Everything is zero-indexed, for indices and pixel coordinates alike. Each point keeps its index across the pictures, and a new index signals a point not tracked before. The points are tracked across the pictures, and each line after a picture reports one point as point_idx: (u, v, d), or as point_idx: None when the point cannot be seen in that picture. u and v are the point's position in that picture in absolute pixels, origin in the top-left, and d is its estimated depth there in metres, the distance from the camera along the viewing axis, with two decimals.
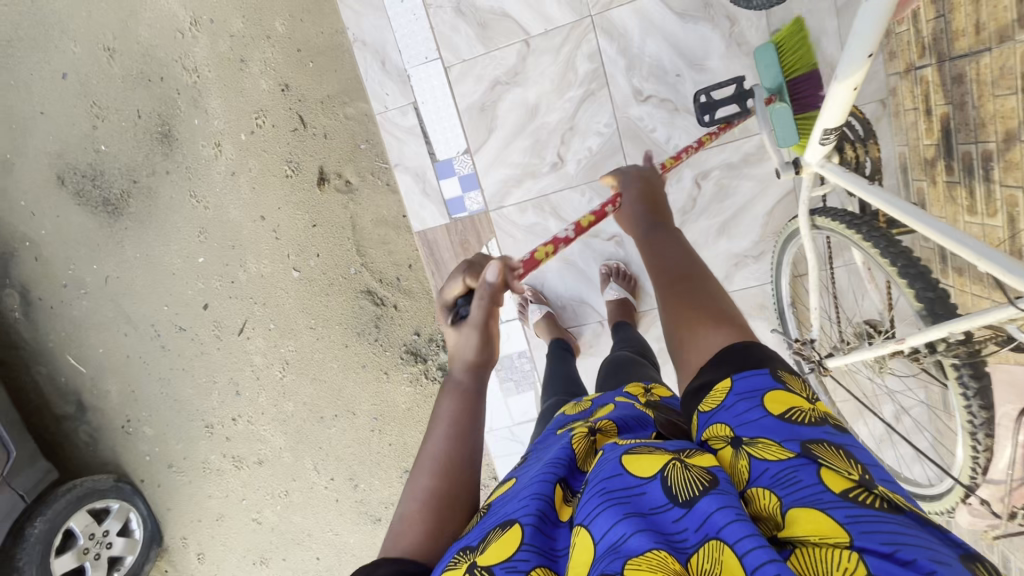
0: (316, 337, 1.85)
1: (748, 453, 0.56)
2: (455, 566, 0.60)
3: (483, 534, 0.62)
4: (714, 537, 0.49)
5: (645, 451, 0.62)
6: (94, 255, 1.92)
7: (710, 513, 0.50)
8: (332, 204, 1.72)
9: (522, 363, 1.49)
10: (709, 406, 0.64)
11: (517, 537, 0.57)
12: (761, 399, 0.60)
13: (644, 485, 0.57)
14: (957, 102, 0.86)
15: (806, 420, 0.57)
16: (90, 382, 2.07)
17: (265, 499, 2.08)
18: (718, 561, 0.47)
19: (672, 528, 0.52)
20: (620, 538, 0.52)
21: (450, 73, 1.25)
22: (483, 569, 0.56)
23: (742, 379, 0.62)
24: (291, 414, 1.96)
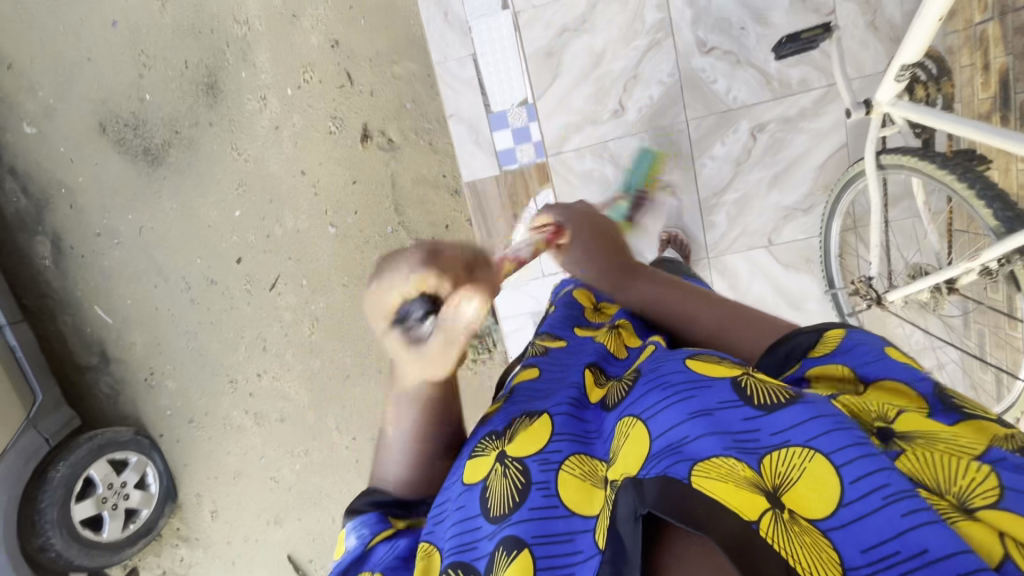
0: (348, 295, 1.88)
1: (854, 388, 0.59)
2: (481, 454, 0.69)
3: (508, 421, 0.70)
4: (803, 445, 0.47)
5: (709, 358, 0.63)
6: (129, 205, 1.93)
7: (801, 421, 0.49)
8: (373, 161, 1.75)
9: None
10: (819, 351, 0.65)
11: (550, 427, 0.66)
12: (882, 350, 0.62)
13: (709, 382, 0.57)
14: (1018, 52, 0.90)
15: (923, 369, 0.59)
16: (116, 333, 2.07)
17: (285, 457, 2.09)
18: (803, 467, 0.46)
19: (742, 426, 0.51)
20: (684, 441, 0.51)
21: (519, 19, 1.29)
22: (513, 460, 0.64)
23: (855, 334, 0.65)
24: (317, 371, 1.97)
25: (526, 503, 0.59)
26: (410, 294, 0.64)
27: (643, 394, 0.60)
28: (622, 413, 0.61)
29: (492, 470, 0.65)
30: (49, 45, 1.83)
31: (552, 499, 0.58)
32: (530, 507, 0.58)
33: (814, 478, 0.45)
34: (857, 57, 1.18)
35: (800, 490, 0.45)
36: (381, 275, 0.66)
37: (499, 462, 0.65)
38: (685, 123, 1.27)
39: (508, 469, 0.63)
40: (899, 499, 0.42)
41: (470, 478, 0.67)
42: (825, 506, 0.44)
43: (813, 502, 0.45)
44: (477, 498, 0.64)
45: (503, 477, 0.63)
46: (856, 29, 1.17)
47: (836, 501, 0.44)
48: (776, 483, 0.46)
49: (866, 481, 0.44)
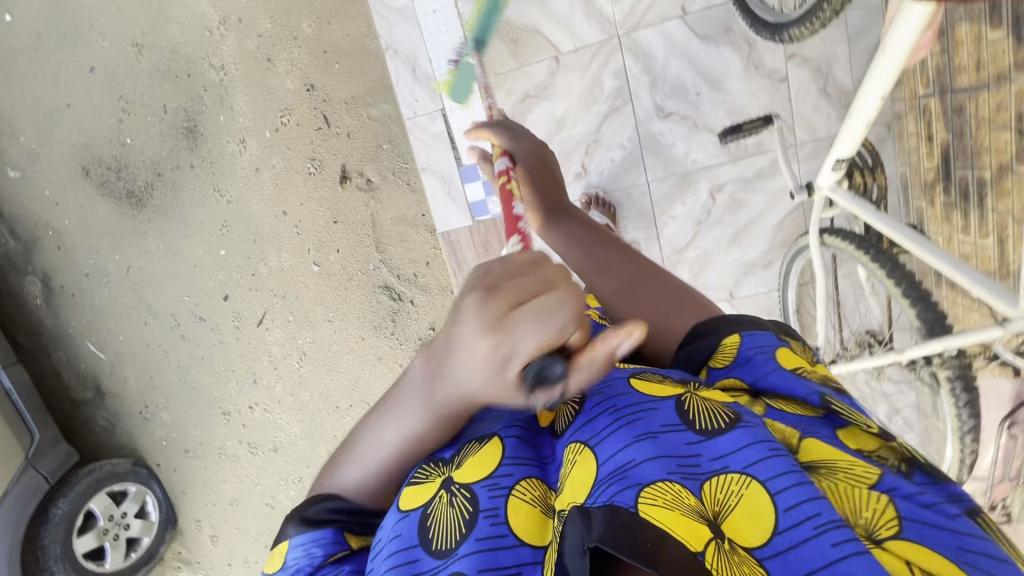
0: (333, 330, 1.92)
1: (767, 403, 0.64)
2: (419, 482, 0.65)
3: (454, 446, 0.68)
4: (740, 471, 0.52)
5: (652, 378, 0.67)
6: (117, 245, 1.96)
7: (743, 447, 0.53)
8: (353, 202, 1.78)
9: None
10: (721, 362, 0.71)
11: (499, 451, 0.63)
12: (773, 353, 0.68)
13: (654, 405, 0.60)
14: (955, 131, 0.93)
15: (814, 377, 0.66)
16: (109, 368, 2.12)
17: (279, 485, 2.15)
18: (740, 494, 0.50)
19: (686, 452, 0.55)
20: (632, 465, 0.54)
21: (484, 85, 1.31)
22: (461, 487, 0.61)
23: (750, 338, 0.70)
24: (306, 403, 2.02)
25: (472, 535, 0.57)
26: (551, 345, 0.55)
27: (591, 418, 0.62)
28: (570, 438, 0.62)
29: (437, 496, 0.62)
30: (28, 91, 1.84)
31: (500, 527, 0.57)
32: (476, 538, 0.56)
33: (750, 505, 0.50)
34: (809, 121, 1.23)
35: (739, 518, 0.49)
36: (510, 312, 0.54)
37: (444, 488, 0.62)
38: (645, 186, 1.31)
39: (455, 497, 0.61)
40: (829, 528, 0.46)
41: (406, 505, 0.63)
42: (760, 535, 0.48)
43: (749, 531, 0.48)
44: (416, 527, 0.60)
45: (449, 506, 0.60)
46: (809, 95, 1.21)
47: (772, 528, 0.48)
48: (715, 510, 0.50)
49: (799, 509, 0.48)
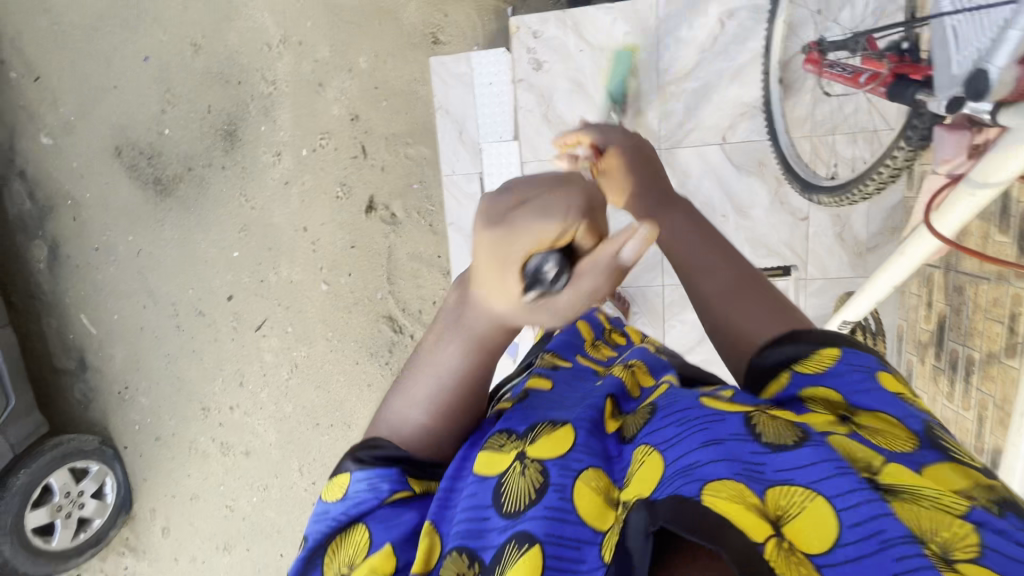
0: (329, 348, 1.94)
1: (851, 424, 0.58)
2: (493, 450, 0.67)
3: (529, 425, 0.68)
4: (808, 485, 0.50)
5: (723, 397, 0.64)
6: (132, 227, 1.98)
7: (808, 463, 0.51)
8: (373, 231, 1.82)
9: None
10: (809, 368, 0.65)
11: (570, 438, 0.65)
12: (874, 376, 0.62)
13: (723, 416, 0.58)
14: (954, 306, 1.11)
15: (915, 402, 0.61)
16: (97, 343, 2.11)
17: (243, 489, 2.14)
18: (806, 505, 0.48)
19: (750, 460, 0.53)
20: (697, 465, 0.53)
21: (526, 166, 1.39)
22: (533, 462, 0.63)
23: (853, 353, 0.64)
24: (288, 414, 2.03)
25: (541, 502, 0.59)
26: (555, 240, 0.55)
27: (658, 427, 0.61)
28: (641, 442, 0.62)
29: (510, 466, 0.64)
30: (77, 66, 1.88)
31: (564, 502, 0.58)
32: (546, 505, 0.58)
33: (815, 516, 0.48)
34: (822, 260, 1.32)
35: (800, 523, 0.47)
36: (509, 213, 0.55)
37: (518, 460, 0.64)
38: None
39: (526, 469, 0.62)
40: (894, 543, 0.44)
41: (482, 470, 0.65)
42: (821, 543, 0.46)
43: (810, 537, 0.46)
44: (490, 489, 0.63)
45: (522, 476, 0.62)
46: (825, 239, 1.31)
47: (833, 539, 0.46)
48: (778, 513, 0.48)
49: (865, 526, 0.46)
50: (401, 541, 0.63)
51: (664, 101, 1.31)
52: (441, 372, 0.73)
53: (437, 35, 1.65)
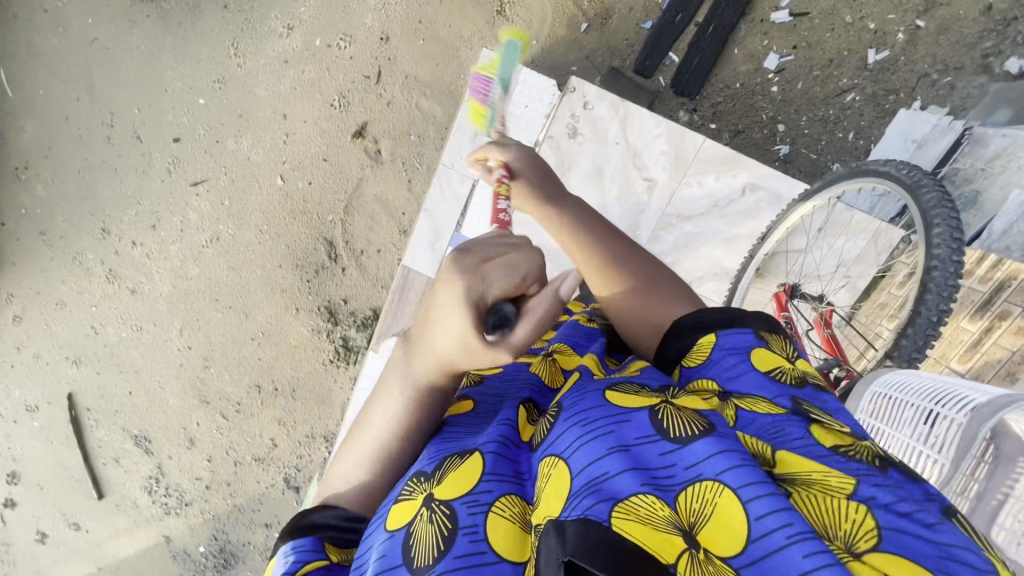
0: (258, 239, 1.88)
1: (736, 405, 0.59)
2: (403, 498, 0.60)
3: (436, 461, 0.62)
4: (710, 479, 0.49)
5: (628, 389, 0.62)
6: (97, 13, 1.75)
7: (710, 456, 0.50)
8: (351, 158, 1.75)
9: None
10: (693, 361, 0.67)
11: (477, 467, 0.58)
12: (747, 354, 0.64)
13: (628, 416, 0.56)
14: None
15: (791, 380, 0.61)
16: (11, 110, 1.90)
17: (115, 321, 2.09)
18: (712, 503, 0.47)
19: (658, 463, 0.52)
20: (607, 478, 0.51)
21: None
22: (440, 503, 0.56)
23: (727, 335, 0.66)
24: (189, 276, 1.97)
25: (451, 552, 0.52)
26: (509, 293, 0.64)
27: (562, 432, 0.57)
28: (549, 450, 0.57)
29: (418, 514, 0.57)
30: None
31: (478, 546, 0.52)
32: (455, 556, 0.51)
33: (723, 515, 0.46)
34: None
35: (713, 530, 0.46)
36: (478, 266, 0.64)
37: (425, 505, 0.57)
38: None
39: (434, 514, 0.55)
40: (803, 538, 0.43)
41: (389, 522, 0.57)
42: (733, 545, 0.45)
43: (723, 540, 0.46)
44: (399, 546, 0.55)
45: (430, 522, 0.55)
46: None
47: (746, 538, 0.45)
48: (690, 520, 0.47)
49: (771, 518, 0.45)
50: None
51: (673, 214, 1.35)
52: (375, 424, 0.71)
53: (504, 8, 1.57)
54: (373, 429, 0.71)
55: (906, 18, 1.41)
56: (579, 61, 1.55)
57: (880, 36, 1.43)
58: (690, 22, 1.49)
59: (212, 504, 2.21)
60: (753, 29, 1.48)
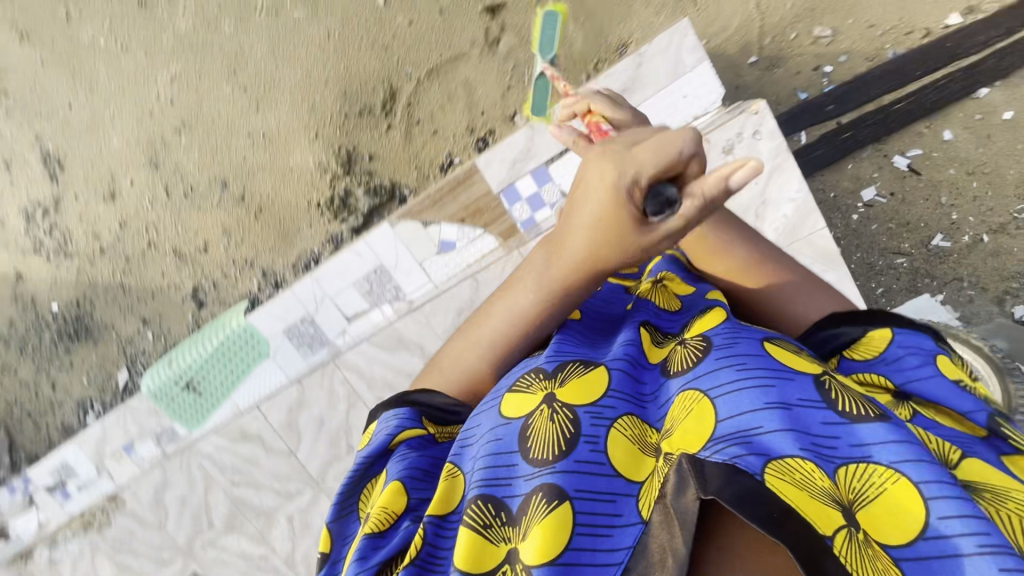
0: (320, 42, 1.67)
1: (914, 408, 0.67)
2: (518, 391, 0.71)
3: (557, 364, 0.71)
4: (888, 467, 0.54)
5: (787, 346, 0.68)
6: None
7: (886, 442, 0.56)
8: (467, 29, 1.61)
9: (388, 291, 1.52)
10: (867, 350, 0.72)
11: (604, 382, 0.68)
12: (932, 358, 0.68)
13: (793, 375, 0.62)
14: None
15: (972, 390, 0.67)
16: None
17: (101, 21, 1.74)
18: (886, 484, 0.54)
19: (822, 432, 0.58)
20: (760, 432, 0.56)
21: None
22: (563, 407, 0.66)
23: (903, 333, 0.70)
24: (218, 30, 1.71)
25: (573, 454, 0.62)
26: (653, 179, 0.61)
27: (713, 368, 0.64)
28: (687, 386, 0.65)
29: (537, 409, 0.67)
30: None
31: (597, 455, 0.62)
32: (578, 459, 0.62)
33: (894, 500, 0.53)
34: None
35: (874, 510, 0.53)
36: (633, 155, 0.61)
37: (547, 404, 0.67)
38: None
39: (557, 414, 0.65)
40: (992, 550, 0.49)
41: (508, 411, 0.69)
42: (907, 530, 0.52)
43: (882, 526, 0.52)
44: (515, 435, 0.67)
45: (550, 420, 0.65)
46: None
47: (917, 532, 0.51)
48: (850, 497, 0.54)
49: (956, 522, 0.50)
50: (411, 482, 0.70)
51: None
52: (510, 308, 0.79)
53: None
54: (500, 315, 0.80)
55: (980, 228, 1.51)
56: (729, 86, 1.52)
57: (954, 229, 1.52)
58: (835, 117, 1.51)
59: (95, 269, 1.92)
60: (875, 156, 1.52)
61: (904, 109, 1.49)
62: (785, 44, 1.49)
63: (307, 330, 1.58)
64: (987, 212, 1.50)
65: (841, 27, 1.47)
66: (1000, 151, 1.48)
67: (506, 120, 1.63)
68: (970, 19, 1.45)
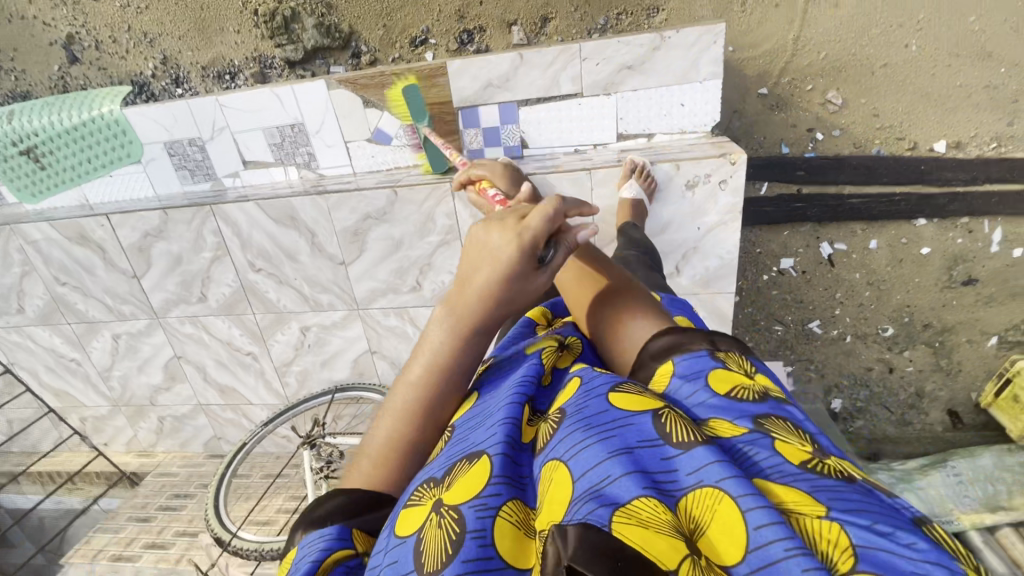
0: None
1: (710, 424, 0.46)
2: (412, 502, 0.50)
3: (446, 464, 0.51)
4: (710, 487, 0.39)
5: (632, 390, 0.50)
6: None
7: (700, 465, 0.40)
8: None
9: (302, 154, 1.36)
10: (659, 382, 0.53)
11: (483, 470, 0.48)
12: (706, 377, 0.50)
13: (630, 419, 0.46)
14: None
15: (751, 397, 0.48)
16: None
17: None
18: (712, 510, 0.38)
19: (658, 469, 0.41)
20: (607, 480, 0.40)
21: (587, 149, 1.25)
22: (448, 509, 0.46)
23: (682, 362, 0.53)
24: None
25: (458, 556, 0.42)
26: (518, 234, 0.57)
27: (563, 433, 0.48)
28: (546, 453, 0.48)
29: (426, 521, 0.46)
30: None
31: (487, 551, 0.42)
32: (464, 560, 0.41)
33: (722, 522, 0.37)
34: None
35: (711, 540, 0.37)
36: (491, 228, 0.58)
37: (434, 509, 0.47)
38: None
39: (442, 519, 0.45)
40: (797, 553, 0.33)
41: (400, 529, 0.47)
42: (733, 551, 0.35)
43: (722, 545, 0.36)
44: (410, 551, 0.45)
45: (438, 528, 0.45)
46: None
47: (741, 552, 0.35)
48: (691, 528, 0.38)
49: (768, 529, 0.34)
50: None
51: None
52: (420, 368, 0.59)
53: None
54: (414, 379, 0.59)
55: (849, 329, 1.63)
56: (728, 107, 1.46)
57: (830, 320, 1.63)
58: (799, 184, 1.51)
59: None
60: (809, 234, 1.56)
61: (854, 206, 1.51)
62: (797, 94, 1.43)
63: (193, 154, 1.38)
64: (862, 319, 1.62)
65: (852, 102, 1.42)
66: (900, 277, 1.56)
67: (502, 26, 1.42)
68: (951, 154, 1.44)
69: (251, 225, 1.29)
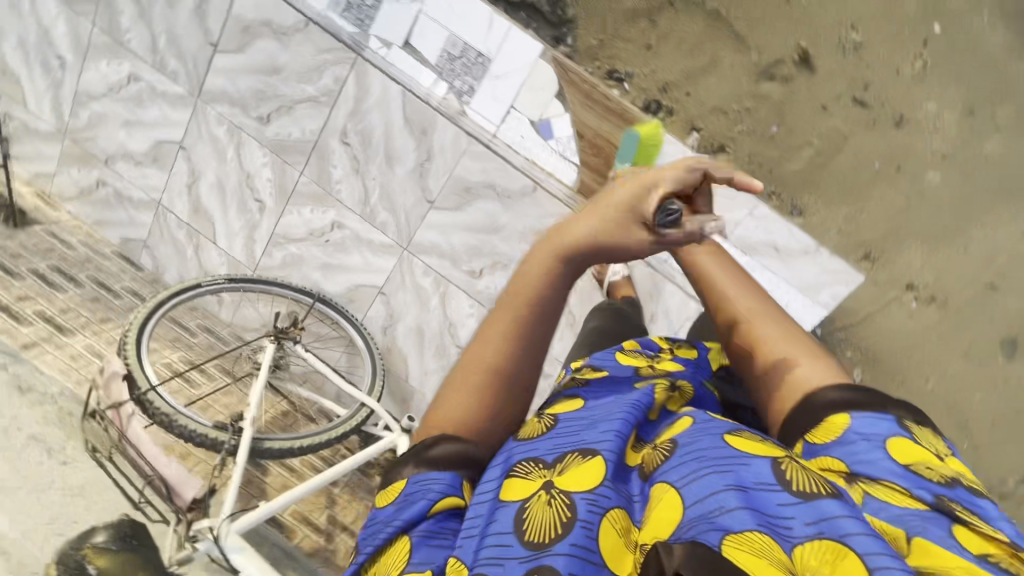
0: None
1: (864, 489, 0.41)
2: (511, 469, 0.41)
3: (552, 447, 0.42)
4: (835, 540, 0.33)
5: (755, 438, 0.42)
6: None
7: (828, 516, 0.34)
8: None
9: (458, 81, 1.17)
10: (815, 437, 0.47)
11: (594, 468, 0.40)
12: (883, 442, 0.44)
13: (747, 459, 0.38)
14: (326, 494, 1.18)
15: (936, 477, 0.42)
16: None
17: None
18: (832, 566, 0.32)
19: (774, 512, 0.35)
20: (721, 510, 0.35)
21: None
22: (557, 493, 0.38)
23: (859, 418, 0.46)
24: None
25: (565, 540, 0.35)
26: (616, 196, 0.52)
27: (676, 457, 0.40)
28: (657, 475, 0.40)
29: (529, 495, 0.39)
30: None
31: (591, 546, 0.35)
32: (572, 545, 0.35)
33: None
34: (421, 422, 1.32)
35: None
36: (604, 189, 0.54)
37: (541, 489, 0.39)
38: None
39: (551, 500, 0.38)
40: None
41: (501, 494, 0.40)
42: None
43: None
44: (507, 517, 0.38)
45: (547, 507, 0.38)
46: None
47: None
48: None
49: None
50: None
51: None
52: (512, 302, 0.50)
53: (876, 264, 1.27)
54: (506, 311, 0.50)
55: None
56: None
57: None
58: None
59: None
60: None
61: None
62: (836, 353, 1.31)
63: None
64: None
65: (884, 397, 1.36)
66: None
67: (685, 124, 1.27)
68: None
69: (379, 105, 1.17)
